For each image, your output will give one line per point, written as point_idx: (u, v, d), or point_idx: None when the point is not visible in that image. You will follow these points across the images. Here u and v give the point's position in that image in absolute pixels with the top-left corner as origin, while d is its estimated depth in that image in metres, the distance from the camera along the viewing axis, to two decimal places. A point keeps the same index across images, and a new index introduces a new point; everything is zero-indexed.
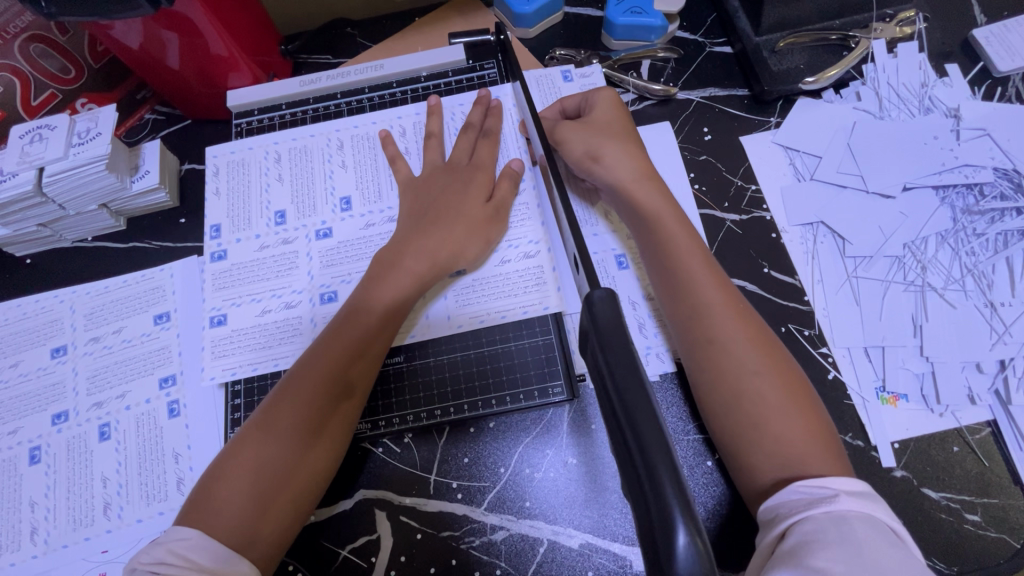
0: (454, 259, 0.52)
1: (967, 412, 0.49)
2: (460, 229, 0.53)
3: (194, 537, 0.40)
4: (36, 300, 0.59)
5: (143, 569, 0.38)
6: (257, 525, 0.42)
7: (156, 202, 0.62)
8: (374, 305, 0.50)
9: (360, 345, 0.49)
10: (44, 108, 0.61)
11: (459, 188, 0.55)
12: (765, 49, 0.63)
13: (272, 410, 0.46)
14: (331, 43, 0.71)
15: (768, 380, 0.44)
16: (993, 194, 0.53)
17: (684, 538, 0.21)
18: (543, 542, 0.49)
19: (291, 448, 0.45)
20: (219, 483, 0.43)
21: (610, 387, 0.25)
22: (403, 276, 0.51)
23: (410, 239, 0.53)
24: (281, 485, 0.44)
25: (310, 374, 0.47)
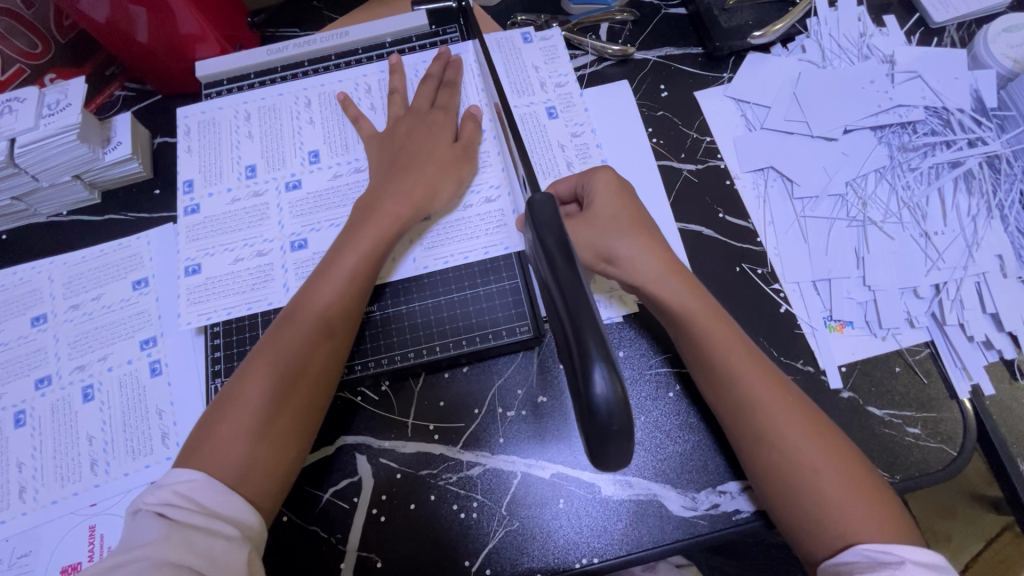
0: (426, 203, 0.54)
1: (907, 335, 0.53)
2: (430, 172, 0.55)
3: (199, 479, 0.43)
4: (14, 272, 0.60)
5: (150, 508, 0.41)
6: (256, 469, 0.45)
7: (130, 173, 0.63)
8: (354, 252, 0.52)
9: (341, 297, 0.50)
10: (12, 82, 0.61)
11: (423, 133, 0.57)
12: (716, 8, 0.65)
13: (260, 365, 0.48)
14: (297, 16, 0.72)
15: (829, 471, 0.43)
16: (925, 130, 0.58)
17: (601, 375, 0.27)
18: (517, 474, 0.52)
19: (276, 387, 0.47)
20: (214, 426, 0.46)
21: (551, 282, 0.31)
22: (377, 221, 0.53)
23: (383, 188, 0.55)
24: (274, 430, 0.46)
25: (294, 327, 0.49)
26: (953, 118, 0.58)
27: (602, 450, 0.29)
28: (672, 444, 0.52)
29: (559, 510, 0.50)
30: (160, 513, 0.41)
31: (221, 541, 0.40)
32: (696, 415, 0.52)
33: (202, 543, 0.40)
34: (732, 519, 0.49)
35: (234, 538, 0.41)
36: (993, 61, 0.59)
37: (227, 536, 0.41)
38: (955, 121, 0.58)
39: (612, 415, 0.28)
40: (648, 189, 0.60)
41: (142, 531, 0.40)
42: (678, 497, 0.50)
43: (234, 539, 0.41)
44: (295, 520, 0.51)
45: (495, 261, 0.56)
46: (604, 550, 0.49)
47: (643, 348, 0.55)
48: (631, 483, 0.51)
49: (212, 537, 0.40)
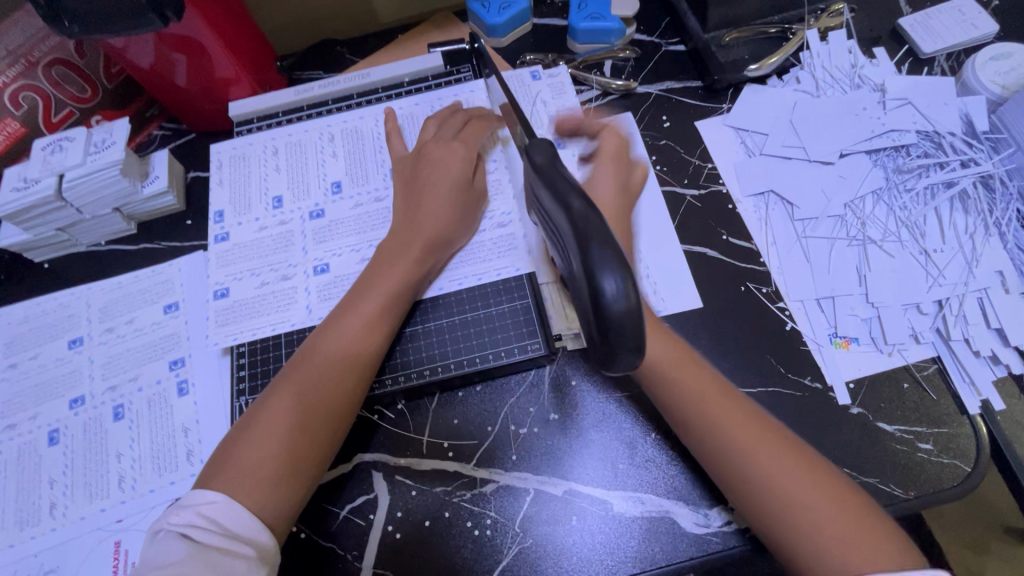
0: (449, 240, 0.58)
1: (912, 350, 0.54)
2: (453, 211, 0.59)
3: (220, 501, 0.45)
4: (54, 298, 0.64)
5: (173, 528, 0.43)
6: (279, 490, 0.47)
7: (165, 206, 0.68)
8: (382, 287, 0.55)
9: (369, 327, 0.53)
10: (62, 124, 0.67)
11: (445, 169, 0.60)
12: (713, 45, 0.69)
13: (290, 390, 0.50)
14: (322, 59, 0.78)
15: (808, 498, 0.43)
16: (918, 153, 0.60)
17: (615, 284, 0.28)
18: (530, 491, 0.52)
19: (303, 415, 0.49)
20: (240, 448, 0.48)
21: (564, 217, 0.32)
22: (406, 257, 0.56)
23: (410, 225, 0.58)
24: (299, 453, 0.48)
25: (326, 355, 0.52)
26: (944, 140, 0.60)
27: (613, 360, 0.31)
28: (684, 460, 0.52)
29: (571, 527, 0.51)
30: (184, 535, 0.43)
31: (241, 561, 0.43)
32: None
33: (223, 564, 0.42)
34: (745, 535, 0.49)
35: (251, 558, 0.43)
36: (982, 87, 0.61)
37: (245, 556, 0.43)
38: (946, 144, 0.60)
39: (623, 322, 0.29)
40: (652, 212, 0.62)
41: (165, 551, 0.42)
42: (690, 514, 0.50)
43: (252, 560, 0.43)
44: (312, 536, 0.53)
45: (507, 283, 0.59)
46: (618, 568, 0.49)
47: None
48: (643, 500, 0.51)
49: (233, 558, 0.43)
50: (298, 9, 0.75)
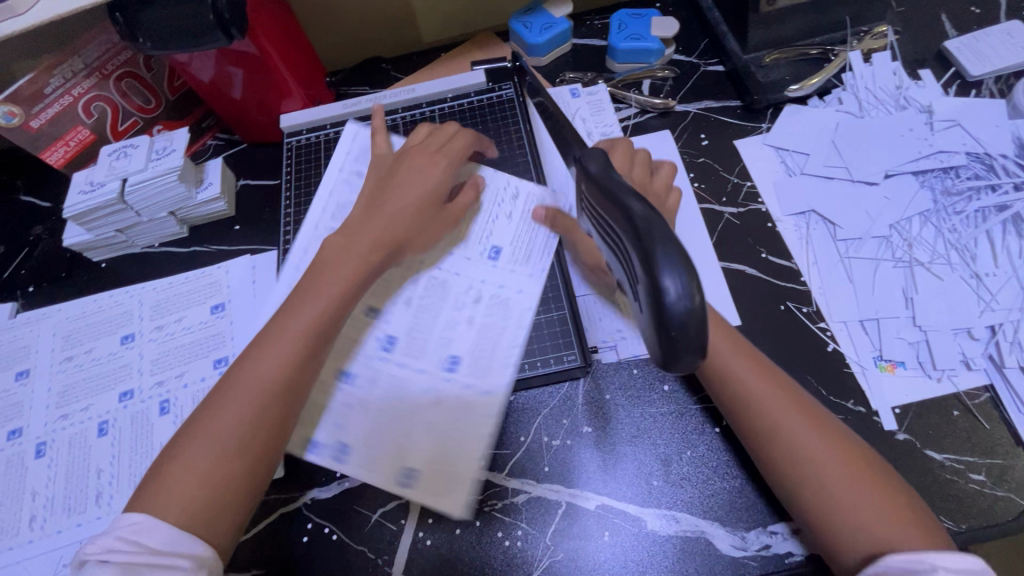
0: (405, 238, 0.55)
1: (963, 377, 0.52)
2: (416, 219, 0.56)
3: (141, 520, 0.42)
4: (109, 295, 0.67)
5: (93, 557, 0.40)
6: (203, 507, 0.43)
7: (215, 211, 0.71)
8: (323, 283, 0.51)
9: (301, 333, 0.49)
10: (127, 132, 0.71)
11: (419, 179, 0.57)
12: (753, 65, 0.70)
13: (219, 400, 0.47)
14: (368, 76, 0.81)
15: (832, 463, 0.43)
16: (968, 175, 0.59)
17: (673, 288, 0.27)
18: (562, 504, 0.52)
19: (236, 414, 0.46)
20: (171, 459, 0.45)
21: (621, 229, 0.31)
22: (353, 253, 0.52)
23: (364, 223, 0.54)
24: (224, 471, 0.44)
25: (267, 351, 0.48)
26: (995, 163, 0.59)
27: (673, 362, 0.30)
28: (720, 480, 0.51)
29: (603, 543, 0.50)
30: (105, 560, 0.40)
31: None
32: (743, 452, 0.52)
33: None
34: (784, 561, 0.48)
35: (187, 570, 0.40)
36: None
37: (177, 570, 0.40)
38: (998, 166, 0.58)
39: (686, 325, 0.28)
40: (691, 228, 0.62)
41: None
42: (727, 536, 0.49)
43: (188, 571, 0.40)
44: (343, 539, 0.53)
45: (506, 297, 0.56)
46: None
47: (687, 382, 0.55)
48: (678, 519, 0.50)
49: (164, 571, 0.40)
50: (349, 28, 0.79)
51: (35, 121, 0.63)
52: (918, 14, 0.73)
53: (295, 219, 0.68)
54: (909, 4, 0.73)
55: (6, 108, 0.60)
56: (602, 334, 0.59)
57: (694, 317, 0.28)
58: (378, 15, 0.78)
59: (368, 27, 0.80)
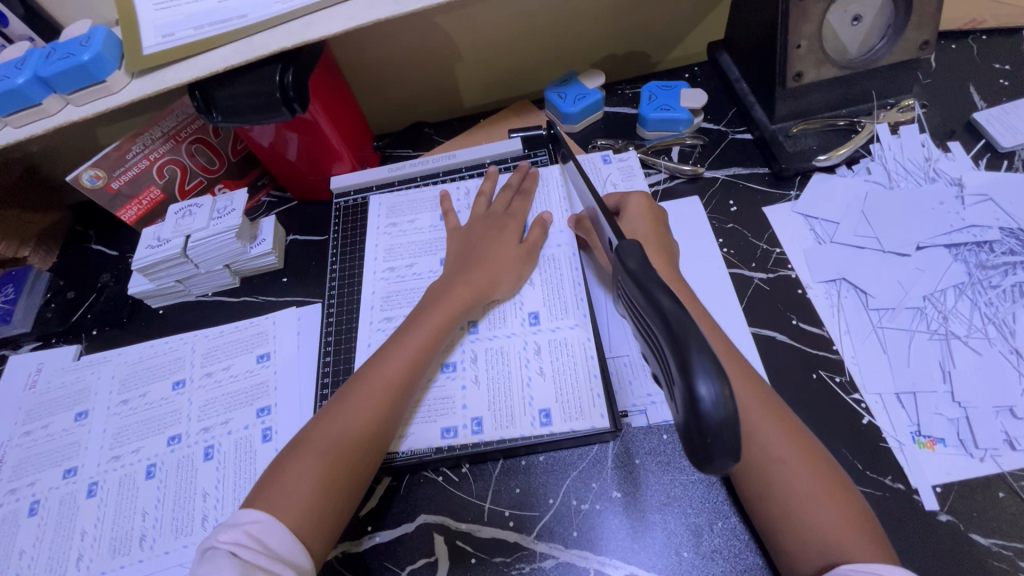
0: (489, 288, 0.64)
1: (1008, 458, 0.51)
2: (496, 267, 0.65)
3: (264, 520, 0.47)
4: (165, 341, 0.72)
5: (222, 547, 0.44)
6: (315, 512, 0.49)
7: (266, 264, 0.76)
8: (429, 319, 0.61)
9: (408, 361, 0.58)
10: (192, 190, 0.78)
11: (495, 235, 0.67)
12: (780, 135, 0.72)
13: (334, 412, 0.54)
14: (411, 139, 0.87)
15: (800, 471, 0.46)
16: (1003, 250, 0.59)
17: (706, 388, 0.26)
18: (590, 571, 0.52)
19: (353, 421, 0.53)
20: (291, 462, 0.51)
21: (651, 315, 0.30)
22: (451, 297, 0.62)
23: (458, 273, 0.65)
24: (334, 482, 0.50)
25: (382, 368, 0.57)
26: None
27: (708, 466, 0.28)
28: (752, 555, 0.50)
29: None
30: (232, 553, 0.44)
31: None
32: None
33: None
34: None
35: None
36: None
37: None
38: None
39: (721, 433, 0.27)
40: (720, 293, 0.64)
41: (214, 567, 0.43)
42: None
43: None
44: None
45: (563, 338, 0.62)
46: None
47: None
48: None
49: None
50: (396, 97, 0.85)
51: (115, 183, 0.70)
52: (945, 88, 0.74)
53: (341, 273, 0.72)
54: (935, 77, 0.76)
55: (93, 172, 0.67)
56: (632, 398, 0.59)
57: (723, 422, 0.26)
58: (424, 85, 0.85)
59: (415, 95, 0.86)
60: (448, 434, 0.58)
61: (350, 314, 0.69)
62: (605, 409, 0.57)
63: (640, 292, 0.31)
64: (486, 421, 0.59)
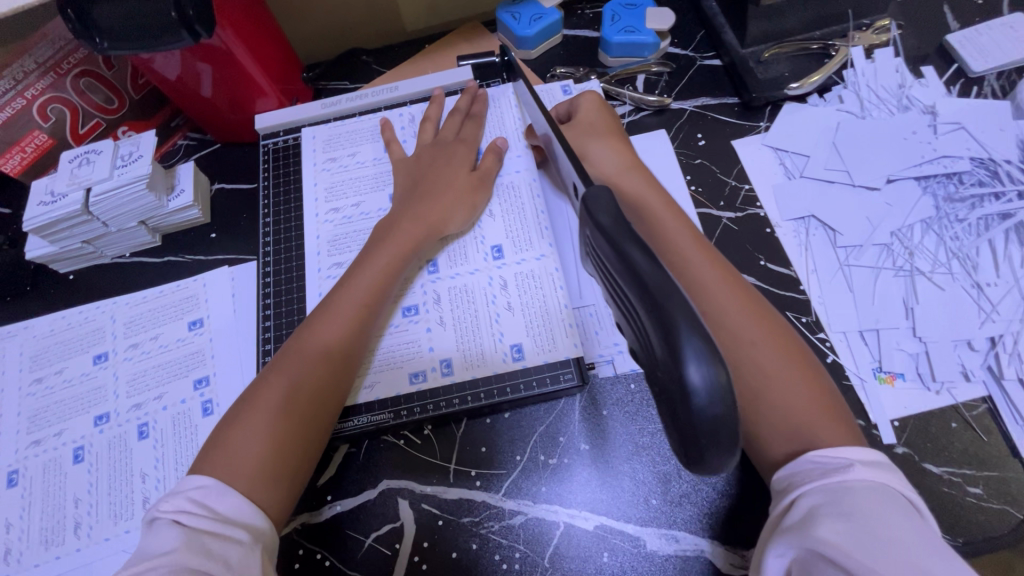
0: (441, 223, 0.58)
1: (962, 389, 0.52)
2: (447, 199, 0.59)
3: (210, 485, 0.43)
4: (79, 311, 0.64)
5: (164, 515, 0.40)
6: (266, 472, 0.45)
7: (189, 218, 0.67)
8: (378, 260, 0.55)
9: (358, 309, 0.53)
10: (89, 135, 0.66)
11: (446, 163, 0.61)
12: (751, 60, 0.67)
13: (280, 363, 0.50)
14: (348, 70, 0.77)
15: (765, 349, 0.46)
16: (972, 181, 0.57)
17: (698, 373, 0.23)
18: (560, 525, 0.51)
19: (302, 376, 0.49)
20: (236, 424, 0.46)
21: (628, 281, 0.25)
22: (400, 234, 0.57)
23: (406, 207, 0.59)
24: (287, 438, 0.47)
25: (331, 316, 0.52)
26: (1000, 168, 0.57)
27: (700, 458, 0.26)
28: (719, 498, 0.51)
29: (604, 564, 0.49)
30: (175, 521, 0.40)
31: (234, 547, 0.39)
32: (742, 470, 0.51)
33: (216, 548, 0.39)
34: None
35: (246, 542, 0.40)
36: None
37: (238, 541, 0.40)
38: (1003, 171, 0.57)
39: (714, 424, 0.23)
40: None
41: (157, 538, 0.39)
42: (726, 555, 0.49)
43: (246, 544, 0.40)
44: (337, 565, 0.51)
45: (530, 270, 0.58)
46: None
47: None
48: (677, 538, 0.50)
49: (225, 540, 0.40)
50: (326, 21, 0.74)
51: None
52: (920, 7, 0.70)
53: (275, 225, 0.65)
54: None
55: None
56: (596, 349, 0.57)
57: (717, 422, 0.23)
58: (357, 6, 0.74)
59: (347, 17, 0.75)
60: (417, 378, 0.55)
61: (289, 271, 0.62)
62: (578, 338, 0.55)
63: (609, 250, 0.26)
64: (456, 360, 0.56)
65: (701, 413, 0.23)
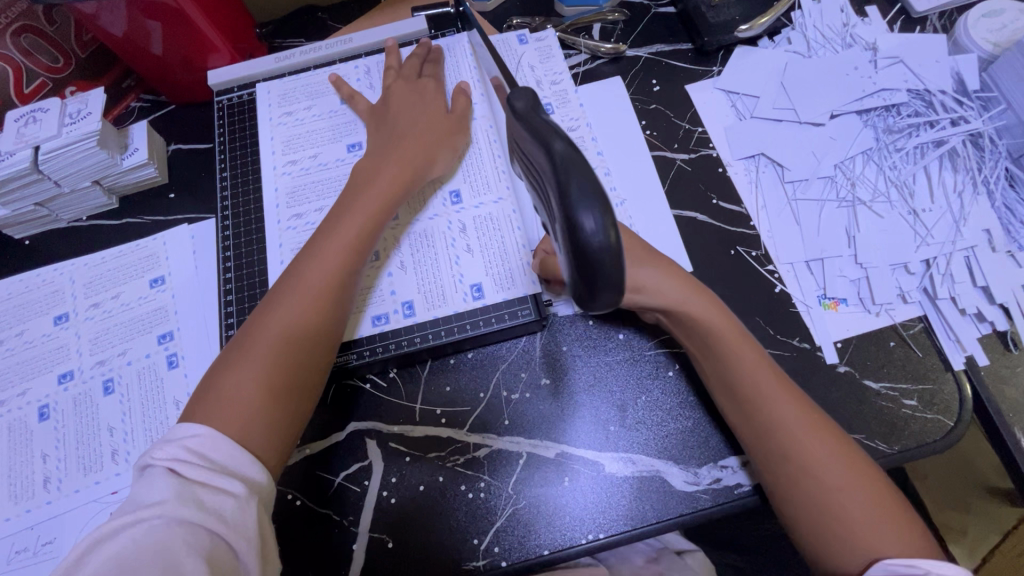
0: (425, 165, 0.57)
1: (900, 310, 0.54)
2: (429, 141, 0.58)
3: (206, 434, 0.42)
4: (37, 274, 0.63)
5: (160, 463, 0.40)
6: (263, 420, 0.44)
7: (146, 178, 0.66)
8: (366, 206, 0.53)
9: (347, 254, 0.51)
10: (35, 95, 0.65)
11: (424, 106, 0.60)
12: (703, 5, 0.67)
13: (269, 311, 0.48)
14: (302, 26, 0.76)
15: (832, 464, 0.44)
16: (909, 112, 0.60)
17: (590, 219, 0.27)
18: (523, 455, 0.53)
19: (293, 324, 0.48)
20: (229, 374, 0.45)
21: (542, 156, 0.30)
22: (386, 176, 0.55)
23: (387, 150, 0.57)
24: (282, 387, 0.46)
25: (321, 262, 0.50)
26: (935, 99, 0.60)
27: (594, 299, 0.30)
28: (673, 421, 0.53)
29: (565, 488, 0.52)
30: (172, 469, 0.39)
31: (229, 499, 0.39)
32: (694, 394, 0.54)
33: (210, 500, 0.39)
34: (734, 492, 0.51)
35: (241, 495, 0.40)
36: (973, 46, 0.60)
37: (234, 494, 0.40)
38: (937, 102, 0.60)
39: (603, 260, 0.28)
40: (642, 178, 0.62)
41: (151, 487, 0.39)
42: (680, 473, 0.51)
43: (241, 497, 0.40)
44: (308, 504, 0.53)
45: (488, 213, 0.59)
46: (610, 527, 0.50)
47: (640, 329, 0.56)
48: (634, 460, 0.52)
49: (219, 492, 0.39)
50: None
51: None
52: None
53: (232, 181, 0.65)
54: None
55: None
56: None
57: (605, 255, 0.27)
58: None
59: None
60: (379, 321, 0.56)
61: (249, 225, 0.62)
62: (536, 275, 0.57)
63: (528, 132, 0.31)
64: (417, 302, 0.57)
65: (592, 251, 0.28)
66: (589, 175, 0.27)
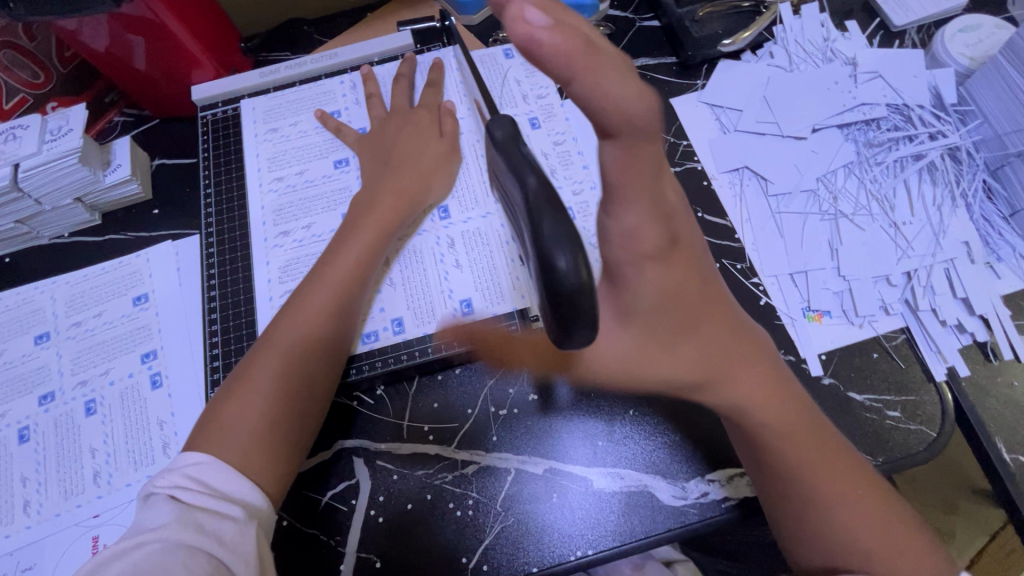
0: (422, 191, 0.58)
1: (882, 321, 0.55)
2: (422, 165, 0.59)
3: (206, 461, 0.42)
4: (17, 292, 0.62)
5: (160, 491, 0.40)
6: (263, 446, 0.44)
7: (129, 194, 0.65)
8: (364, 231, 0.54)
9: (346, 279, 0.51)
10: (16, 111, 0.63)
11: (414, 129, 0.61)
12: (687, 19, 0.68)
13: (270, 339, 0.49)
14: (287, 40, 0.75)
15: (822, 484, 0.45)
16: (889, 126, 0.61)
17: (563, 258, 0.27)
18: (511, 471, 0.53)
19: (293, 350, 0.48)
20: (230, 401, 0.46)
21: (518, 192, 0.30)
22: (383, 201, 0.56)
23: (383, 177, 0.58)
24: (281, 413, 0.46)
25: (319, 289, 0.51)
26: (914, 113, 0.61)
27: (570, 337, 0.30)
28: (660, 435, 0.53)
29: (553, 504, 0.52)
30: (172, 497, 0.40)
31: (228, 523, 0.39)
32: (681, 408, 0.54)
33: (210, 525, 0.39)
34: (721, 506, 0.51)
35: (240, 518, 0.40)
36: (951, 60, 0.62)
37: (233, 518, 0.40)
38: (916, 116, 0.61)
39: (576, 298, 0.28)
40: None
41: (153, 514, 0.39)
42: (668, 487, 0.51)
43: (241, 521, 0.40)
44: (295, 525, 0.52)
45: (476, 228, 0.60)
46: (598, 543, 0.50)
47: None
48: (622, 475, 0.52)
49: (218, 517, 0.39)
50: None
51: None
52: None
53: (217, 197, 0.64)
54: None
55: None
56: None
57: (577, 292, 0.27)
58: None
59: None
60: (368, 339, 0.56)
61: (234, 241, 0.62)
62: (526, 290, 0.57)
63: (505, 167, 0.31)
64: (407, 319, 0.57)
65: (564, 289, 0.27)
66: (560, 213, 0.27)
